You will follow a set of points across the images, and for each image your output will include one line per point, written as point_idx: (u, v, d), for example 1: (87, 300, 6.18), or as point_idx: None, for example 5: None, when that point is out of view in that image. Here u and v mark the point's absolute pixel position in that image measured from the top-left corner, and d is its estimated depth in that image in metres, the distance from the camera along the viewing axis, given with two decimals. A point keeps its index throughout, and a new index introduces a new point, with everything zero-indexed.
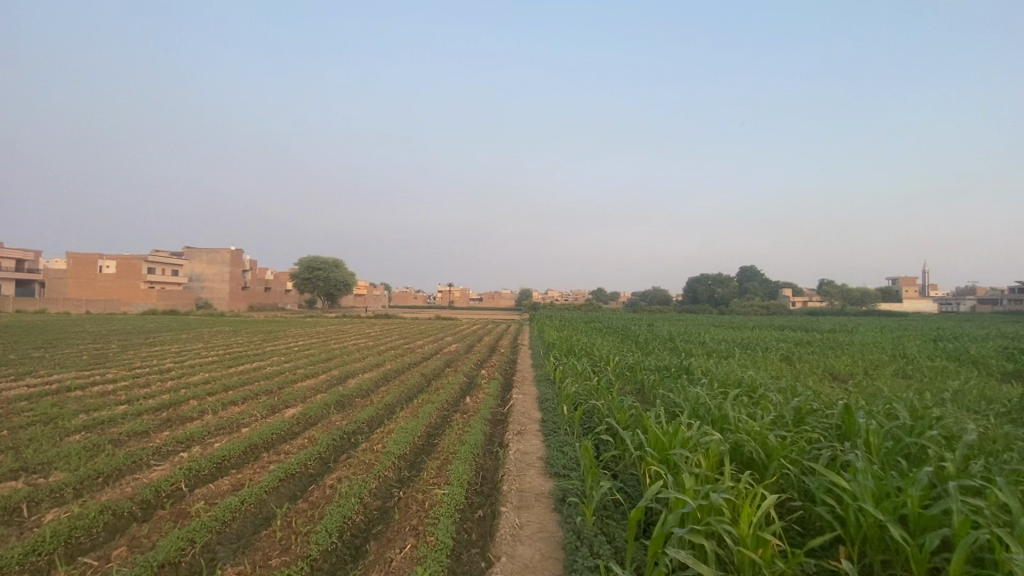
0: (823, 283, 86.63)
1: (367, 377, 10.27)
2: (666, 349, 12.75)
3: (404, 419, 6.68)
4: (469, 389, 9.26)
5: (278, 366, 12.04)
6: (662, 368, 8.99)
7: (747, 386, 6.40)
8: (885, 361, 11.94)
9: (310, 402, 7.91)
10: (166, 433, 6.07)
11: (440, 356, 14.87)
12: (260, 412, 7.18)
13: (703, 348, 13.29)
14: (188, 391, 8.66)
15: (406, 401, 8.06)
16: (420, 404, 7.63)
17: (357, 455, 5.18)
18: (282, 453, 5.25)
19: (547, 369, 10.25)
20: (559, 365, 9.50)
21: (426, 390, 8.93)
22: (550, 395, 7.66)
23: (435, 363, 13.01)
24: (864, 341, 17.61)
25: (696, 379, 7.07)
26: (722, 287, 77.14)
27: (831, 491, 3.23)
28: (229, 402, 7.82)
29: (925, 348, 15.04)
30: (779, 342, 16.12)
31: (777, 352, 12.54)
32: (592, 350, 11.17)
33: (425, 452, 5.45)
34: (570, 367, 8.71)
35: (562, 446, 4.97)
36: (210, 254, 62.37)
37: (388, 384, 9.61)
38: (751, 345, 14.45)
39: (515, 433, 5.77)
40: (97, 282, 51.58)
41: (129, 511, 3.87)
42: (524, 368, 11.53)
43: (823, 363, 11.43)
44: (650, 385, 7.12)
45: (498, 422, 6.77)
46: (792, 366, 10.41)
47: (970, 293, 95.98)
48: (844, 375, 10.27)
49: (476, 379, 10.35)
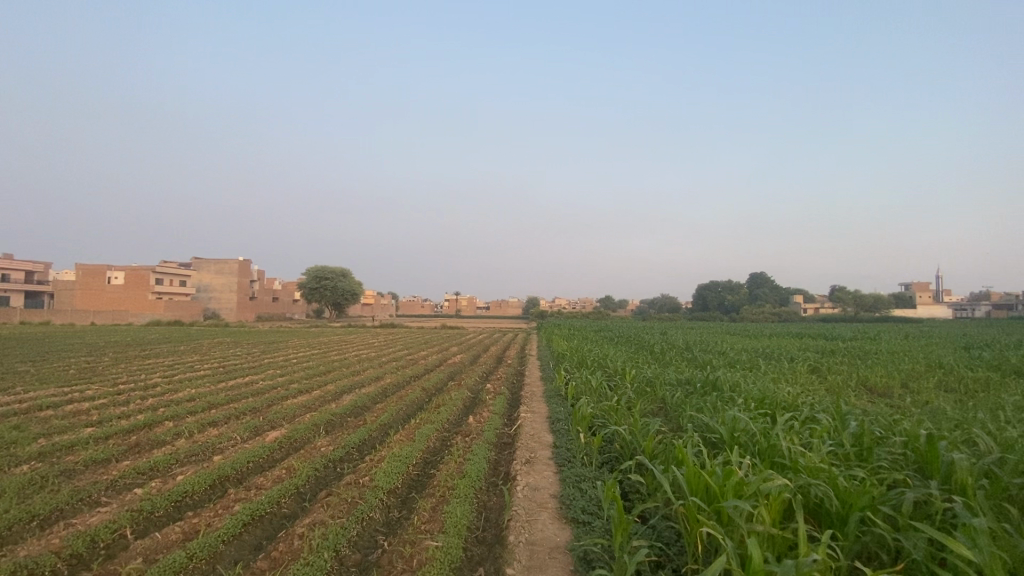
0: (836, 289, 85.23)
1: (364, 392, 9.52)
2: (685, 361, 11.90)
3: (399, 443, 5.95)
4: (474, 406, 8.48)
5: (272, 379, 11.35)
6: (685, 383, 8.17)
7: (790, 404, 5.60)
8: (922, 373, 11.05)
9: (298, 422, 7.18)
10: (128, 462, 5.36)
11: (444, 368, 14.10)
12: (240, 435, 6.47)
13: (724, 359, 12.43)
14: (167, 410, 7.95)
15: (404, 420, 7.32)
16: (418, 424, 6.89)
17: (339, 492, 4.42)
18: (253, 489, 4.51)
19: (557, 383, 9.49)
20: (570, 380, 8.74)
21: (426, 407, 8.17)
22: (562, 415, 6.88)
23: (438, 375, 12.25)
24: (892, 349, 16.66)
25: (727, 396, 6.28)
26: (733, 294, 76.12)
27: (939, 557, 2.49)
28: (209, 423, 7.09)
29: (961, 357, 14.09)
30: (803, 351, 15.25)
31: (805, 363, 11.63)
32: (605, 362, 10.37)
33: (419, 487, 4.71)
34: (584, 383, 7.94)
35: (578, 483, 4.21)
36: (217, 263, 62.24)
37: (386, 400, 8.85)
38: (774, 354, 13.61)
39: (523, 462, 5.02)
40: (104, 292, 51.45)
41: (51, 569, 3.15)
42: (532, 381, 10.77)
43: (857, 375, 10.55)
44: (676, 403, 6.35)
45: (504, 447, 5.98)
46: (825, 378, 9.56)
47: (986, 298, 93.81)
48: (882, 390, 9.39)
49: (481, 394, 9.56)
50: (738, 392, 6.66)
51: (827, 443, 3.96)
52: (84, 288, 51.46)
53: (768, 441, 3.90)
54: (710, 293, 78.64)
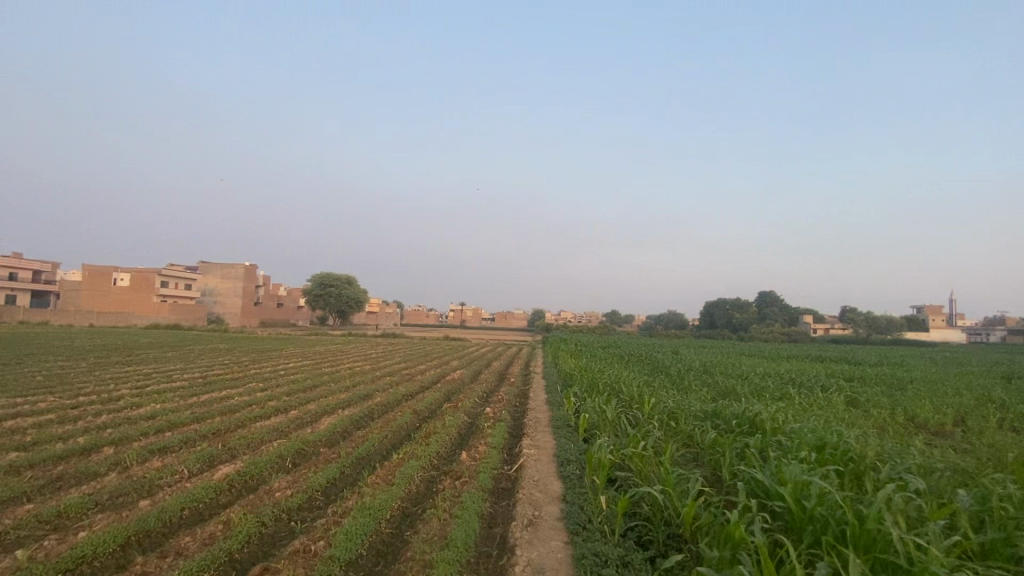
0: (847, 310, 83.63)
1: (348, 414, 8.47)
2: (705, 386, 10.77)
3: (373, 487, 4.89)
4: (469, 436, 7.37)
5: (250, 394, 10.28)
6: (714, 418, 7.09)
7: (860, 453, 4.53)
8: (975, 409, 9.86)
9: (262, 452, 6.14)
10: (35, 504, 4.32)
11: (441, 385, 12.99)
12: (189, 467, 5.43)
13: (748, 385, 11.29)
14: (117, 430, 6.93)
15: (386, 454, 6.27)
16: (401, 460, 5.83)
17: (277, 567, 3.28)
18: (169, 557, 3.44)
19: (564, 411, 8.41)
20: (581, 409, 7.68)
21: (414, 437, 7.09)
22: (572, 454, 5.79)
23: (434, 395, 11.14)
24: (925, 377, 15.46)
25: (775, 439, 5.21)
26: (742, 311, 74.67)
27: None
28: (157, 451, 6.04)
29: (1007, 390, 12.91)
30: (830, 377, 14.09)
31: (839, 393, 10.51)
32: (618, 386, 9.29)
33: (386, 559, 3.62)
34: (597, 415, 6.85)
35: (602, 566, 3.16)
36: (222, 268, 61.68)
37: (371, 425, 7.76)
38: (800, 381, 12.47)
39: (524, 526, 3.94)
40: (109, 294, 50.84)
41: None
42: (537, 405, 9.70)
43: (903, 409, 9.38)
44: (710, 444, 5.31)
45: (501, 497, 4.88)
46: (869, 414, 8.41)
47: (999, 323, 92.10)
48: (936, 430, 8.26)
49: (479, 420, 8.45)
50: (785, 433, 5.59)
51: (953, 528, 2.86)
52: (88, 289, 50.87)
53: (865, 524, 2.83)
54: (718, 310, 77.13)
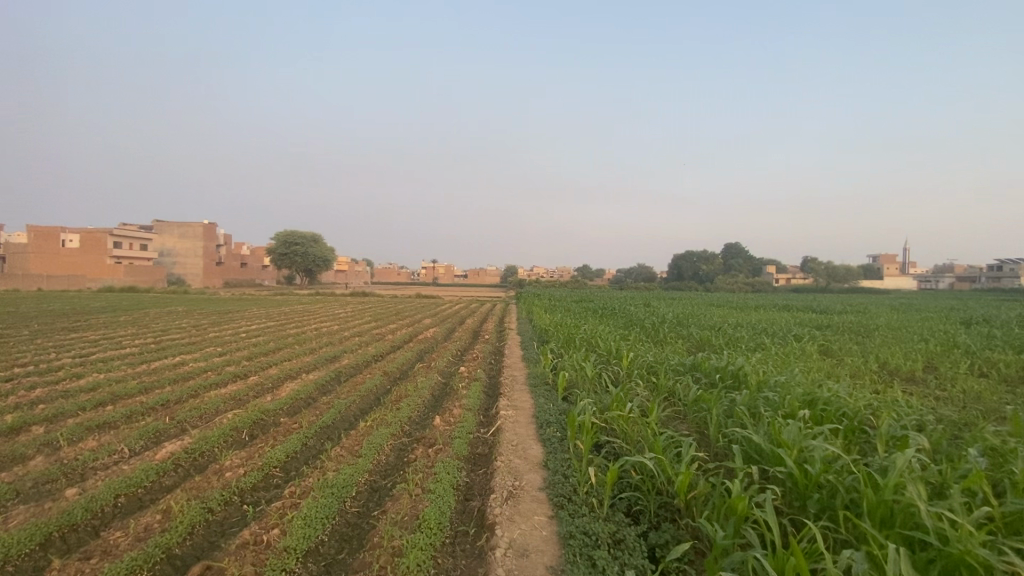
0: (809, 259, 86.37)
1: (313, 378, 7.97)
2: (681, 339, 10.67)
3: (337, 461, 4.47)
4: (443, 399, 6.98)
5: (207, 360, 9.63)
6: (695, 372, 6.91)
7: (854, 409, 4.36)
8: (940, 355, 10.09)
9: (216, 424, 5.63)
10: None
11: (413, 344, 12.52)
12: (129, 447, 4.87)
13: (723, 336, 11.25)
14: (51, 405, 6.26)
15: (353, 421, 5.85)
16: (369, 428, 5.40)
17: (221, 566, 2.84)
18: (94, 558, 2.96)
19: (541, 368, 8.13)
20: (559, 366, 7.38)
21: (384, 401, 6.68)
22: (552, 415, 5.49)
23: (405, 354, 10.68)
24: (889, 324, 15.89)
25: (763, 394, 5.01)
26: (709, 263, 76.06)
27: None
28: (95, 428, 5.44)
29: (966, 334, 13.34)
30: (800, 326, 14.27)
31: (812, 342, 10.55)
32: (595, 341, 9.03)
33: (350, 546, 3.23)
34: (577, 373, 6.56)
35: (595, 545, 2.87)
36: (179, 226, 58.46)
37: (338, 390, 7.29)
38: (773, 331, 12.56)
39: (504, 499, 3.60)
40: (57, 256, 47.66)
41: None
42: (513, 363, 9.41)
43: (873, 356, 9.49)
44: (696, 401, 5.09)
45: (479, 465, 4.55)
46: (843, 363, 8.44)
47: (948, 270, 96.74)
48: (906, 377, 8.36)
49: (452, 381, 8.07)
50: (770, 388, 5.43)
51: (971, 496, 2.69)
52: (32, 251, 47.50)
53: (881, 495, 2.63)
54: (687, 262, 78.30)
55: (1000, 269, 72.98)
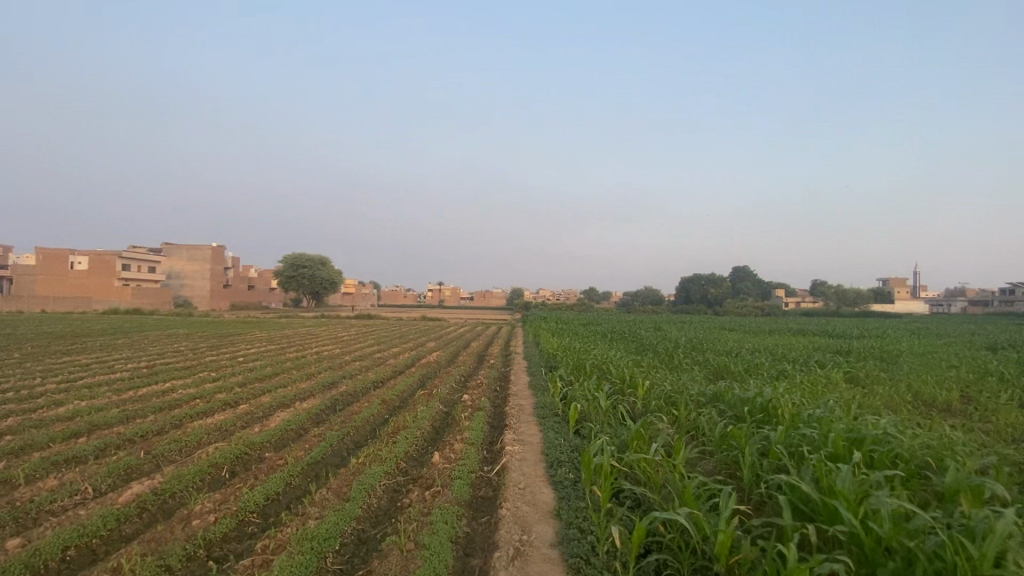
0: (817, 283, 85.52)
1: (307, 407, 7.50)
2: (697, 365, 10.14)
3: (322, 505, 3.96)
4: (444, 431, 6.46)
5: (198, 386, 9.17)
6: (717, 404, 6.37)
7: (910, 450, 3.84)
8: (975, 383, 9.49)
9: (195, 459, 5.16)
10: None
11: (415, 370, 12.00)
12: (95, 487, 4.40)
13: (740, 362, 10.71)
14: (22, 436, 5.81)
15: (345, 456, 5.35)
16: (362, 466, 4.90)
17: None
18: None
19: (550, 397, 7.62)
20: (569, 396, 6.87)
21: (380, 433, 6.18)
22: (563, 453, 4.96)
23: (406, 381, 10.16)
24: (912, 349, 15.24)
25: (800, 430, 4.49)
26: (716, 286, 75.43)
27: None
28: (62, 464, 4.98)
29: (996, 360, 12.70)
30: (820, 351, 13.68)
31: (836, 369, 9.97)
32: (607, 367, 8.53)
33: None
34: (590, 404, 6.05)
35: None
36: (187, 249, 58.79)
37: (332, 420, 6.80)
38: (791, 357, 12.01)
39: (510, 559, 3.06)
40: (66, 278, 47.78)
41: None
42: (520, 390, 8.90)
43: (904, 384, 8.91)
44: (726, 439, 4.58)
45: (481, 512, 4.02)
46: (875, 392, 7.88)
47: (960, 294, 95.42)
48: (943, 408, 7.78)
49: (455, 410, 7.56)
50: (808, 423, 4.89)
51: None
52: (41, 274, 47.65)
53: (979, 569, 2.13)
54: (694, 285, 77.63)
55: (1014, 292, 71.76)
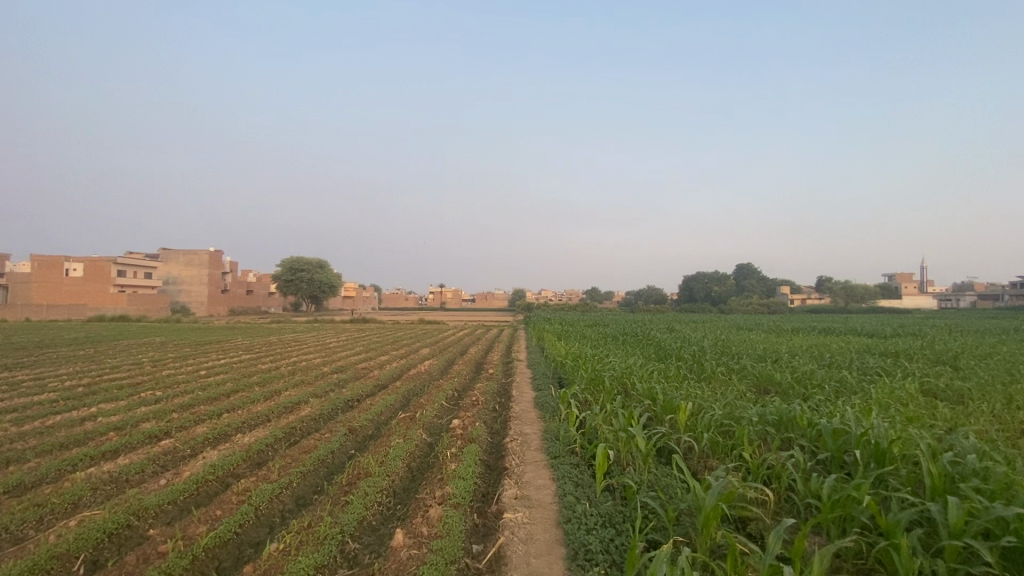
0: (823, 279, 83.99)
1: (251, 441, 5.80)
2: (737, 375, 8.42)
3: None
4: (420, 479, 4.74)
5: (129, 409, 7.47)
6: (792, 434, 4.67)
7: None
8: None
9: (43, 540, 3.45)
10: None
11: (402, 383, 10.29)
12: None
13: (787, 370, 8.97)
14: None
15: (270, 533, 3.64)
16: (284, 556, 3.19)
17: None
18: None
19: (562, 424, 5.90)
20: (589, 427, 5.16)
21: (332, 486, 4.47)
22: (592, 530, 3.26)
23: (387, 398, 8.50)
24: (966, 349, 13.53)
25: (975, 501, 2.80)
26: (722, 285, 73.72)
27: None
28: None
29: None
30: (866, 354, 11.96)
31: (906, 379, 8.22)
32: (630, 382, 6.79)
33: None
34: (623, 444, 4.36)
35: None
36: (183, 254, 57.38)
37: (273, 463, 5.10)
38: (841, 362, 10.28)
39: None
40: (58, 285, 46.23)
41: None
42: (524, 412, 7.21)
43: (1003, 397, 7.15)
44: (849, 512, 2.91)
45: None
46: (978, 410, 6.13)
47: (968, 287, 94.17)
48: None
49: (440, 441, 5.86)
50: (964, 480, 3.19)
51: None
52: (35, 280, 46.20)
53: None
54: (699, 283, 75.97)
55: None
